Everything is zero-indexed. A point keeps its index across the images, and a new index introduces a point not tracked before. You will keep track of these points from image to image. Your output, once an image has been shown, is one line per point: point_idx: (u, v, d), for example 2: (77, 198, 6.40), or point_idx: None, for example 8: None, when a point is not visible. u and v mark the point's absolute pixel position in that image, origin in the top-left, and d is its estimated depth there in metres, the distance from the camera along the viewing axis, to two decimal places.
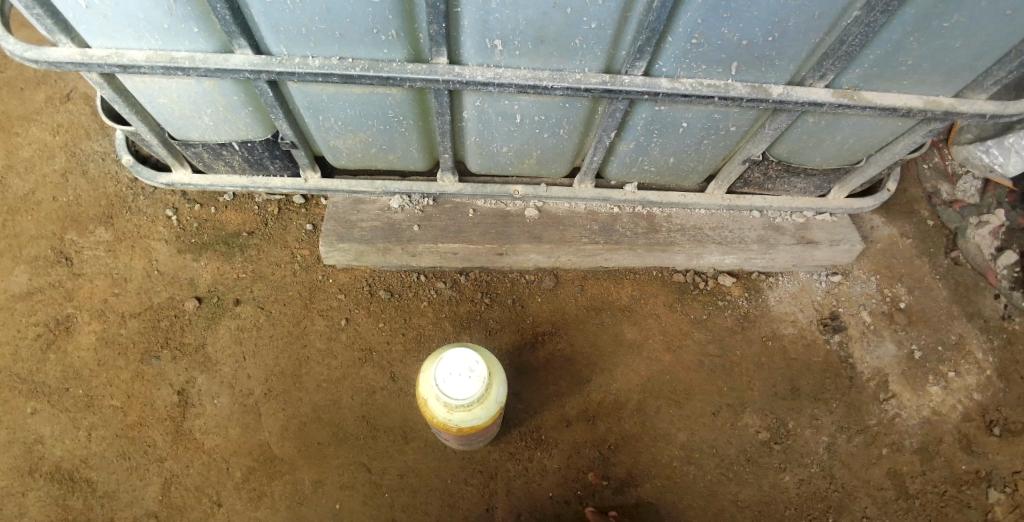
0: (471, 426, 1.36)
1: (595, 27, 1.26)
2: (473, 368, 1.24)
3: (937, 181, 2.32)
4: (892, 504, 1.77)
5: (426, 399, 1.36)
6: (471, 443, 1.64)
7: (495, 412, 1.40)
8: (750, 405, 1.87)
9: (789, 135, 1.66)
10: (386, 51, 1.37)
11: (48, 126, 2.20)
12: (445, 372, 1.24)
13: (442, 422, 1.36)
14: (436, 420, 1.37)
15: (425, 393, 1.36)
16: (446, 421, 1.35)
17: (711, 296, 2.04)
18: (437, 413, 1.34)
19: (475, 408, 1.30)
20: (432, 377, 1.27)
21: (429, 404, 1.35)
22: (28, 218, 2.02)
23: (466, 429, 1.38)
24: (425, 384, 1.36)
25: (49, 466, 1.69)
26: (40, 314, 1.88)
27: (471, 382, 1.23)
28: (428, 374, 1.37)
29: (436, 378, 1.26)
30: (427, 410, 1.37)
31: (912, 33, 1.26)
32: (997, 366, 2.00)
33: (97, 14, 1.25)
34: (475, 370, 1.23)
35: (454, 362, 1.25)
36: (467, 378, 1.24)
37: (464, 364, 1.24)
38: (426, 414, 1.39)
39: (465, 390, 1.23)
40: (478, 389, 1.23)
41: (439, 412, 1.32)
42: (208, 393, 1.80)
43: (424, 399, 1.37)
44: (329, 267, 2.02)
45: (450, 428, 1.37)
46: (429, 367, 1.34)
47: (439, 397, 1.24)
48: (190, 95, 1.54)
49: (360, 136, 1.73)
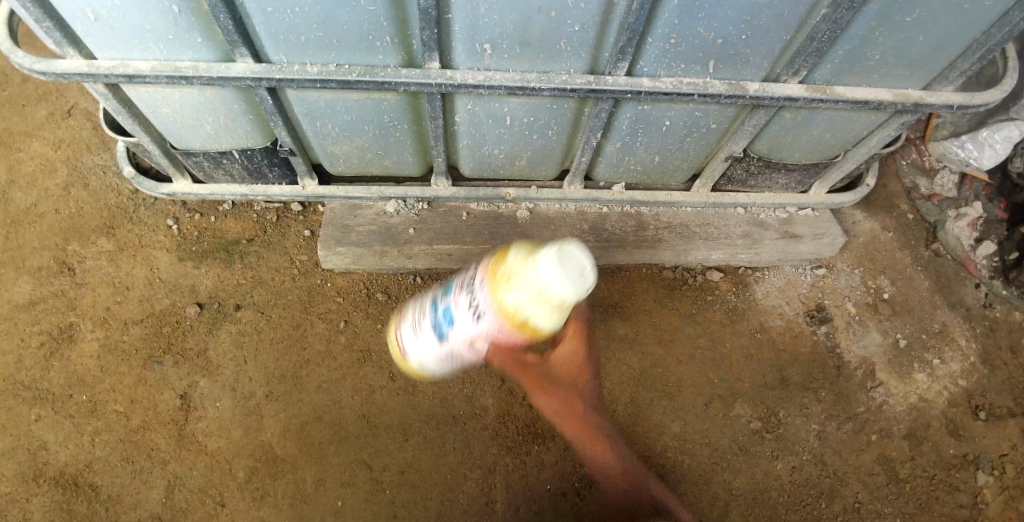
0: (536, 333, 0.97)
1: (578, 29, 1.33)
2: (573, 276, 0.89)
3: (915, 175, 2.39)
4: (883, 489, 1.81)
5: (500, 268, 1.00)
6: (447, 365, 1.28)
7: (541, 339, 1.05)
8: (741, 395, 1.92)
9: (769, 131, 1.73)
10: (381, 56, 1.44)
11: (49, 141, 2.25)
12: (547, 262, 0.89)
13: (507, 308, 0.96)
14: (501, 300, 0.97)
15: (506, 263, 0.99)
16: (513, 310, 0.95)
17: (699, 292, 2.09)
18: (504, 295, 0.97)
19: (554, 321, 0.93)
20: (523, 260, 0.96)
21: (506, 279, 0.97)
22: (31, 231, 2.06)
23: (520, 332, 0.97)
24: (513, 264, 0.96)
25: (53, 472, 1.71)
26: (43, 323, 1.91)
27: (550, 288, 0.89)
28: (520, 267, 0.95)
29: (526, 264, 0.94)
30: (502, 283, 0.98)
31: (876, 28, 1.33)
32: (981, 352, 2.06)
33: (104, 26, 1.31)
34: (585, 279, 0.88)
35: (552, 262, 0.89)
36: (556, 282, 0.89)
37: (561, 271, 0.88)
38: (483, 284, 1.05)
39: (558, 294, 0.88)
40: (559, 299, 0.89)
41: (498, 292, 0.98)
42: (210, 396, 1.84)
43: (506, 266, 0.98)
44: (328, 271, 2.06)
45: (504, 321, 0.98)
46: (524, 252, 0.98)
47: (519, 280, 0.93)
48: (192, 104, 1.60)
49: (356, 141, 1.79)
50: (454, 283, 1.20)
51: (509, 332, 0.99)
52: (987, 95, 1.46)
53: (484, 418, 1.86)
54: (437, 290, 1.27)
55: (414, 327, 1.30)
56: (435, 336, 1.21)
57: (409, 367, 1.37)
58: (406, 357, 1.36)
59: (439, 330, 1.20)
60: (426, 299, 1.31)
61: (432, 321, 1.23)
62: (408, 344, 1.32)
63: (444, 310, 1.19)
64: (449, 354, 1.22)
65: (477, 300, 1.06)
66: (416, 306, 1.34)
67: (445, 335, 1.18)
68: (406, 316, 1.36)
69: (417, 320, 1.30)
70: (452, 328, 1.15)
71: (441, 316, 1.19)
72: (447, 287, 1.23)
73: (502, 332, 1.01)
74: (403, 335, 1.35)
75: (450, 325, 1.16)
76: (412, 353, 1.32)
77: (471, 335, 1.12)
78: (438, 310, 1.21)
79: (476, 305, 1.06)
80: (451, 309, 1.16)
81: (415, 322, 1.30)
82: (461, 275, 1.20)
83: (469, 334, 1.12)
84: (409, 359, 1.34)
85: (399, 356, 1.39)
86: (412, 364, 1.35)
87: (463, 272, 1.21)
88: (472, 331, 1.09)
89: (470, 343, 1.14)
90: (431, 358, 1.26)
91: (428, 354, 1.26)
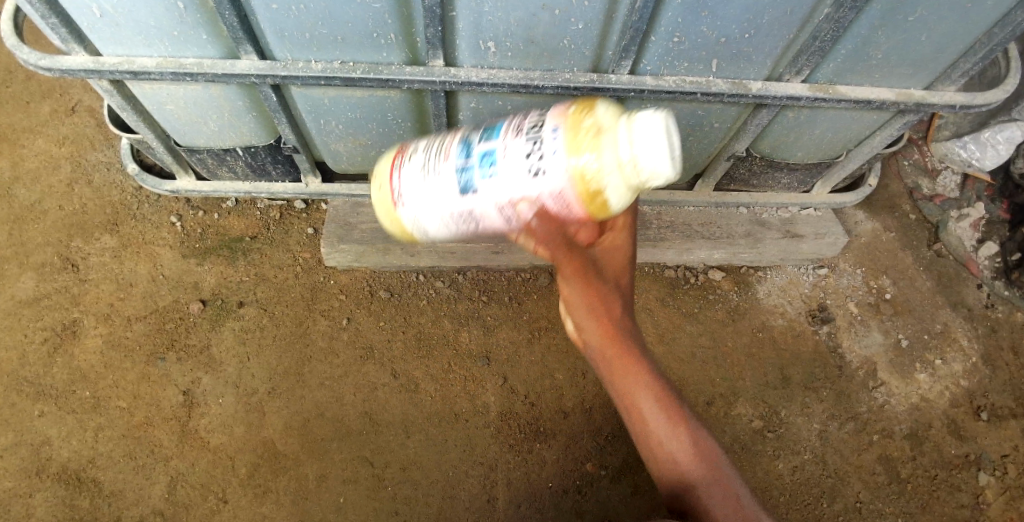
0: (600, 207, 0.88)
1: (582, 27, 1.34)
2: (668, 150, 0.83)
3: (918, 176, 2.39)
4: (884, 488, 1.82)
5: (584, 121, 0.89)
6: (449, 230, 1.06)
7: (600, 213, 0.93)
8: (742, 394, 1.92)
9: (771, 130, 1.73)
10: (385, 54, 1.45)
11: (53, 138, 2.26)
12: (652, 128, 0.82)
13: (582, 167, 0.87)
14: (578, 155, 0.87)
15: (594, 116, 0.90)
16: (591, 171, 0.86)
17: (701, 291, 2.09)
18: (580, 154, 0.88)
19: (626, 199, 0.87)
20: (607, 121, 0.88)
21: (592, 135, 0.88)
22: (34, 227, 2.06)
23: (584, 201, 0.88)
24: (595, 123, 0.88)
25: (56, 467, 1.72)
26: (46, 319, 1.92)
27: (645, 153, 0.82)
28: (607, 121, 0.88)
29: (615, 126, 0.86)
30: (586, 136, 0.88)
31: (879, 28, 1.33)
32: (982, 353, 2.06)
33: (110, 22, 1.31)
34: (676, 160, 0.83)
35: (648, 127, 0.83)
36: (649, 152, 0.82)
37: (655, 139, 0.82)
38: (552, 130, 0.91)
39: (649, 168, 0.83)
40: (650, 172, 0.83)
41: (572, 150, 0.89)
42: (213, 392, 1.84)
43: (593, 120, 0.89)
44: (330, 268, 2.07)
45: (571, 181, 0.87)
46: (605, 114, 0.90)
47: (606, 141, 0.86)
48: (197, 101, 1.60)
49: (359, 138, 1.79)
50: (502, 127, 1.00)
51: (570, 195, 0.89)
52: (990, 94, 1.46)
53: (486, 416, 1.87)
54: (470, 133, 1.04)
55: (419, 169, 1.06)
56: (457, 184, 0.99)
57: (393, 221, 1.12)
58: (392, 207, 1.10)
59: (467, 178, 0.98)
60: (445, 141, 1.07)
61: (457, 165, 1.00)
62: (403, 191, 1.07)
63: (483, 155, 0.97)
64: (465, 213, 1.00)
65: (541, 150, 0.91)
66: (425, 148, 1.08)
67: (474, 187, 0.97)
68: (407, 156, 1.10)
69: (427, 161, 1.05)
70: (491, 181, 0.95)
71: (476, 161, 0.98)
72: (487, 129, 1.02)
73: (561, 194, 0.89)
74: (397, 179, 1.09)
75: (489, 175, 0.95)
76: (405, 203, 1.07)
77: (514, 196, 0.93)
78: (472, 153, 0.99)
79: (538, 157, 0.91)
80: (497, 156, 0.96)
81: (422, 165, 1.06)
82: (512, 121, 1.00)
83: (512, 194, 0.93)
84: (398, 207, 1.09)
85: (383, 202, 1.12)
86: (398, 218, 1.10)
87: (514, 120, 1.00)
88: (519, 187, 0.92)
89: (506, 206, 0.95)
90: (435, 211, 1.03)
91: (433, 205, 1.03)
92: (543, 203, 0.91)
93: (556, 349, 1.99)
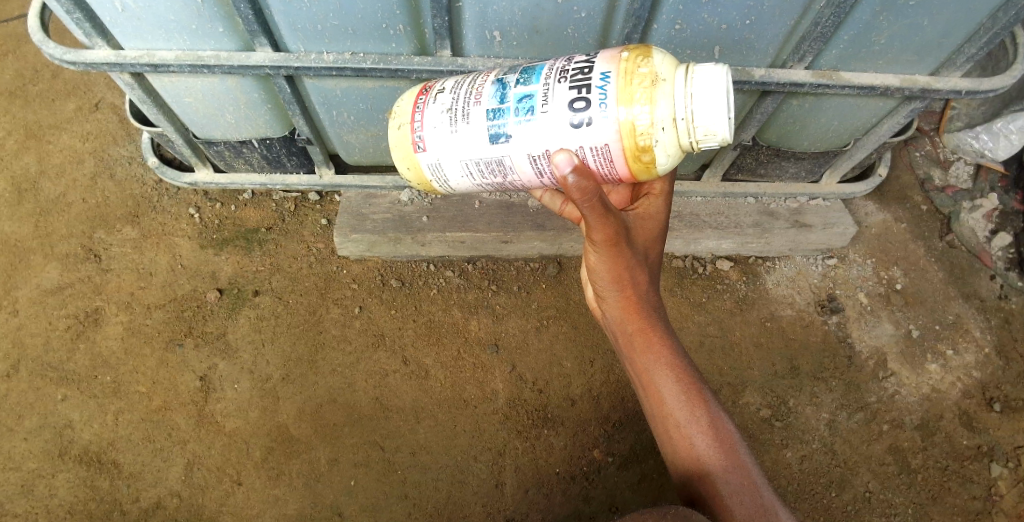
0: (645, 163, 0.97)
1: (585, 16, 1.37)
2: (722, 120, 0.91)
3: (929, 167, 2.38)
4: (895, 479, 1.81)
5: (639, 68, 0.93)
6: (472, 175, 1.09)
7: (639, 177, 1.00)
8: (751, 383, 1.92)
9: (778, 118, 1.75)
10: (394, 45, 1.49)
11: (77, 134, 2.33)
12: (711, 86, 0.90)
13: (633, 119, 0.92)
14: (630, 106, 0.92)
15: (651, 65, 0.93)
16: (643, 125, 0.92)
17: (709, 281, 2.10)
18: (637, 102, 0.92)
19: (673, 156, 0.96)
20: (674, 73, 0.93)
21: (646, 84, 0.92)
22: (59, 219, 2.13)
23: (629, 156, 0.96)
24: (658, 76, 0.92)
25: (78, 449, 1.77)
26: (70, 307, 1.98)
27: (704, 114, 0.90)
28: (670, 77, 0.93)
29: (683, 82, 0.92)
30: (640, 84, 0.92)
31: (881, 13, 1.34)
32: (996, 344, 2.04)
33: (131, 16, 1.36)
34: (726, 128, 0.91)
35: (713, 88, 0.89)
36: (707, 115, 0.90)
37: (718, 102, 0.89)
38: (606, 75, 0.95)
39: (706, 127, 0.91)
40: (700, 132, 0.91)
41: (631, 92, 0.92)
42: (229, 379, 1.89)
43: (649, 67, 0.93)
44: (344, 258, 2.11)
45: (620, 134, 0.94)
46: (671, 68, 0.94)
47: (669, 94, 0.92)
48: (214, 94, 1.66)
49: (371, 130, 1.84)
50: (541, 70, 1.01)
51: (617, 149, 0.96)
52: (996, 80, 1.45)
53: (494, 403, 1.89)
54: (503, 75, 1.05)
55: (445, 110, 1.06)
56: (491, 126, 1.02)
57: (410, 166, 1.12)
58: (409, 149, 1.10)
59: (502, 122, 1.01)
60: (474, 83, 1.08)
61: (491, 108, 1.02)
62: (424, 133, 1.07)
63: (521, 98, 1.00)
64: (495, 158, 1.04)
65: (591, 102, 0.94)
66: (452, 89, 1.08)
67: (509, 131, 1.00)
68: (431, 96, 1.10)
69: (454, 104, 1.06)
70: (528, 126, 0.99)
71: (513, 104, 1.00)
72: (523, 71, 1.03)
73: (609, 146, 0.96)
74: (418, 120, 1.08)
75: (528, 120, 0.99)
76: (427, 147, 1.08)
77: (552, 144, 0.99)
78: (509, 96, 1.01)
79: (585, 106, 0.95)
80: (536, 101, 0.99)
81: (448, 107, 1.06)
82: (551, 63, 1.02)
83: (550, 142, 0.98)
84: (417, 152, 1.09)
85: (398, 145, 1.12)
86: (416, 163, 1.11)
87: (551, 63, 1.03)
88: (564, 137, 0.97)
89: (543, 154, 1.01)
90: (463, 155, 1.06)
91: (460, 149, 1.05)
92: (585, 153, 0.98)
93: (564, 338, 2.02)
